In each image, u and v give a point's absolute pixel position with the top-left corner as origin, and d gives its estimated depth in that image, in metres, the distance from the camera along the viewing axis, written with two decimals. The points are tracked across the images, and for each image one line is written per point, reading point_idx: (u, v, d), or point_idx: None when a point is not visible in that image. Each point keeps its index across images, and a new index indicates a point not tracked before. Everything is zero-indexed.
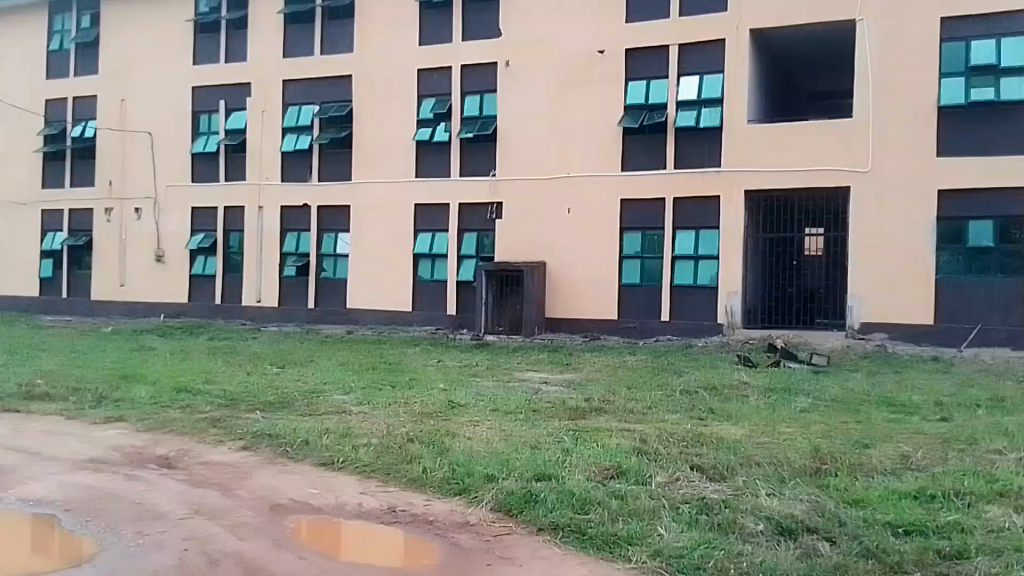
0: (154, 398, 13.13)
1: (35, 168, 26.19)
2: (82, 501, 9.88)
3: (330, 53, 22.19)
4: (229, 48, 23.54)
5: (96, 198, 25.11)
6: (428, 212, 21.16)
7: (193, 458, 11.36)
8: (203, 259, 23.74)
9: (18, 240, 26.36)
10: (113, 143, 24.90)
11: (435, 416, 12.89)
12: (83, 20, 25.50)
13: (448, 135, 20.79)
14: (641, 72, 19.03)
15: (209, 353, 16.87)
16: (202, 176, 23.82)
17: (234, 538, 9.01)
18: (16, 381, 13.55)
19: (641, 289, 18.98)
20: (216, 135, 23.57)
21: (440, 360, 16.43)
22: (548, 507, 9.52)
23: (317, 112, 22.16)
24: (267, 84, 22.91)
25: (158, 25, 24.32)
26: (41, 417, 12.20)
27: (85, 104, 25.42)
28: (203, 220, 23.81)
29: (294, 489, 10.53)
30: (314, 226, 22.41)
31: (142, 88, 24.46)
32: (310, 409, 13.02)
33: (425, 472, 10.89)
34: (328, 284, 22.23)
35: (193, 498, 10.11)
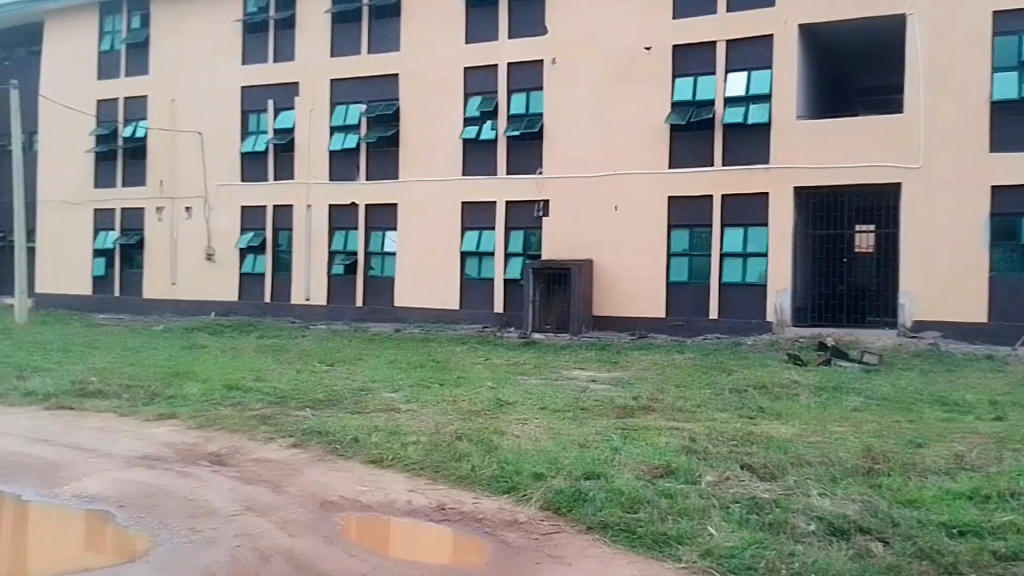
0: (205, 395, 13.23)
1: (86, 168, 26.61)
2: (135, 497, 9.96)
3: (377, 52, 22.28)
4: (277, 48, 23.67)
5: (148, 197, 25.49)
6: (474, 210, 21.19)
7: (244, 454, 11.41)
8: (252, 258, 24.01)
9: (71, 240, 26.84)
10: (164, 143, 25.19)
11: (483, 414, 12.87)
12: (134, 21, 25.81)
13: (495, 133, 20.81)
14: (688, 68, 18.93)
15: (260, 350, 17.00)
16: (250, 175, 24.02)
17: (285, 535, 9.03)
18: (70, 378, 13.71)
19: (688, 287, 18.87)
20: (265, 135, 23.74)
21: (488, 358, 16.43)
22: (597, 506, 9.47)
23: (364, 111, 22.27)
24: (312, 84, 23.06)
25: (208, 25, 24.55)
26: (95, 414, 12.32)
27: (135, 104, 25.73)
28: (252, 219, 24.05)
29: (343, 486, 10.54)
30: (361, 224, 22.56)
31: (191, 88, 24.72)
32: (359, 406, 13.05)
33: (473, 470, 10.87)
34: (377, 282, 22.39)
35: (244, 495, 10.15)
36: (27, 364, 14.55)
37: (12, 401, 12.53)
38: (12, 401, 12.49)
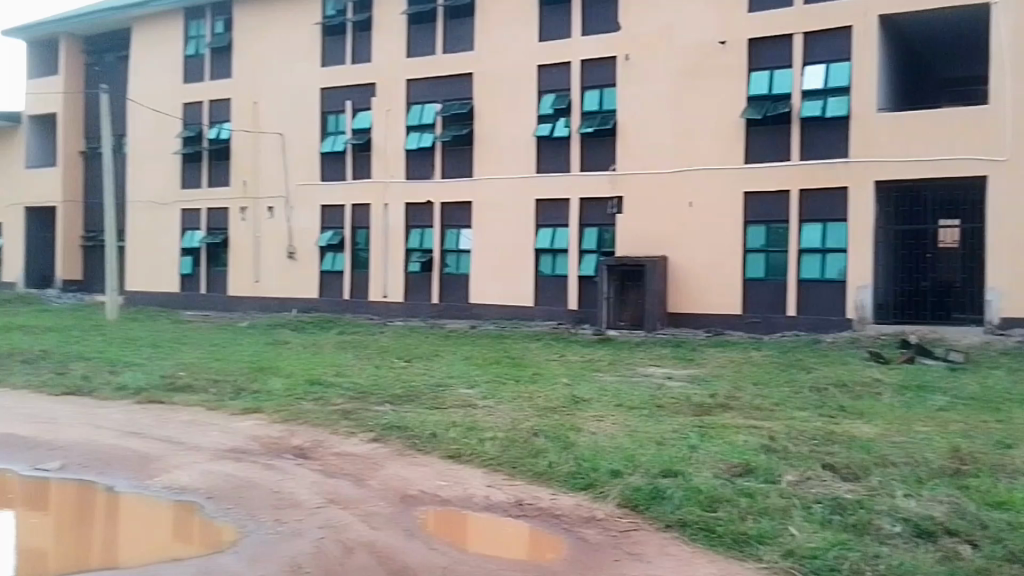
0: (288, 390, 13.52)
1: (173, 169, 27.52)
2: (222, 488, 10.24)
3: (452, 52, 22.54)
4: (355, 50, 24.08)
5: (231, 197, 26.22)
6: (549, 208, 21.31)
7: (326, 448, 11.60)
8: (332, 256, 24.52)
9: (159, 239, 27.80)
10: (247, 144, 25.88)
11: (559, 410, 12.88)
12: (217, 26, 26.57)
13: (568, 130, 20.88)
14: (764, 62, 18.72)
15: (340, 346, 17.31)
16: (329, 174, 24.52)
17: (368, 527, 9.17)
18: (160, 373, 14.18)
19: (765, 283, 18.72)
20: (343, 135, 24.20)
21: (563, 355, 16.48)
22: (675, 503, 9.43)
23: (439, 111, 22.56)
24: (389, 85, 23.41)
25: (287, 29, 25.13)
26: (184, 407, 12.69)
27: (220, 107, 26.50)
28: (331, 218, 24.54)
29: (423, 480, 10.65)
30: (436, 222, 22.86)
31: (272, 90, 25.34)
32: (436, 402, 13.19)
33: (551, 466, 10.89)
34: (453, 279, 22.67)
35: (327, 488, 10.33)
36: (120, 359, 15.10)
37: (107, 394, 13.02)
38: (107, 395, 12.97)
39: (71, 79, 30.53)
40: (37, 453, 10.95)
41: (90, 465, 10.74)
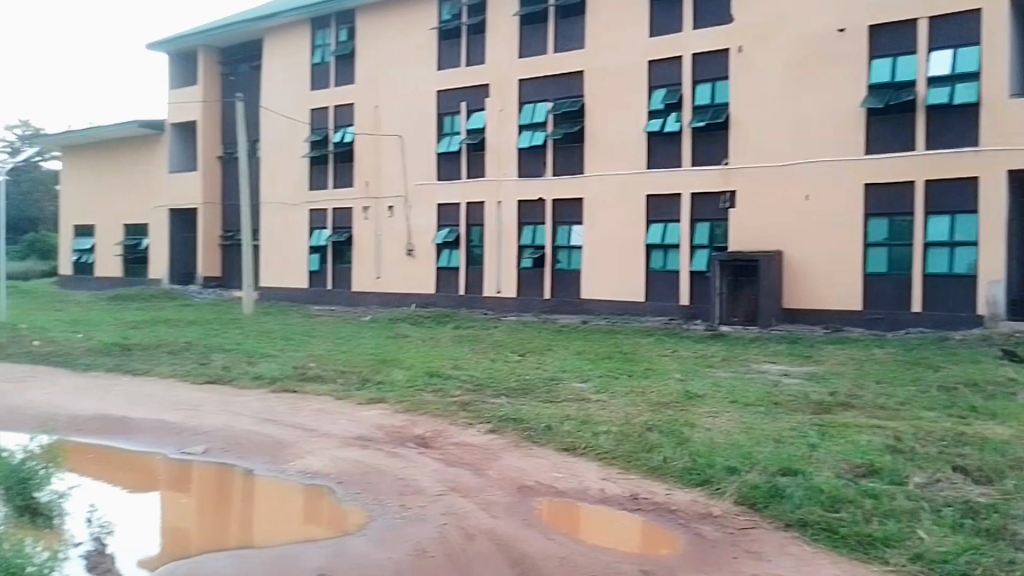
0: (410, 381, 14.08)
1: (301, 172, 28.93)
2: (350, 474, 10.77)
3: (563, 50, 22.82)
4: (470, 52, 24.69)
5: (355, 197, 27.34)
6: (659, 203, 21.26)
7: (446, 438, 11.98)
8: (448, 253, 25.23)
9: (288, 238, 29.32)
10: (369, 147, 26.93)
11: (672, 405, 12.85)
12: (342, 34, 27.73)
13: (680, 125, 20.76)
14: (885, 49, 18.09)
15: (457, 340, 17.85)
16: (446, 174, 25.25)
17: (487, 515, 9.46)
18: (292, 364, 15.04)
19: (888, 279, 18.05)
20: (458, 136, 24.87)
21: (675, 350, 16.46)
22: (796, 502, 9.28)
23: (550, 109, 22.90)
24: (502, 85, 23.89)
25: (405, 35, 26.04)
26: (315, 396, 13.41)
27: (344, 112, 27.69)
28: (447, 216, 25.27)
29: (539, 472, 10.87)
30: (548, 219, 23.21)
31: (392, 94, 26.29)
32: (551, 395, 13.41)
33: (665, 461, 10.88)
34: (564, 275, 22.95)
35: (448, 476, 10.69)
36: (256, 351, 16.10)
37: (245, 383, 13.91)
38: (245, 384, 13.86)
39: (209, 89, 32.60)
40: (184, 436, 11.81)
41: (230, 449, 11.50)
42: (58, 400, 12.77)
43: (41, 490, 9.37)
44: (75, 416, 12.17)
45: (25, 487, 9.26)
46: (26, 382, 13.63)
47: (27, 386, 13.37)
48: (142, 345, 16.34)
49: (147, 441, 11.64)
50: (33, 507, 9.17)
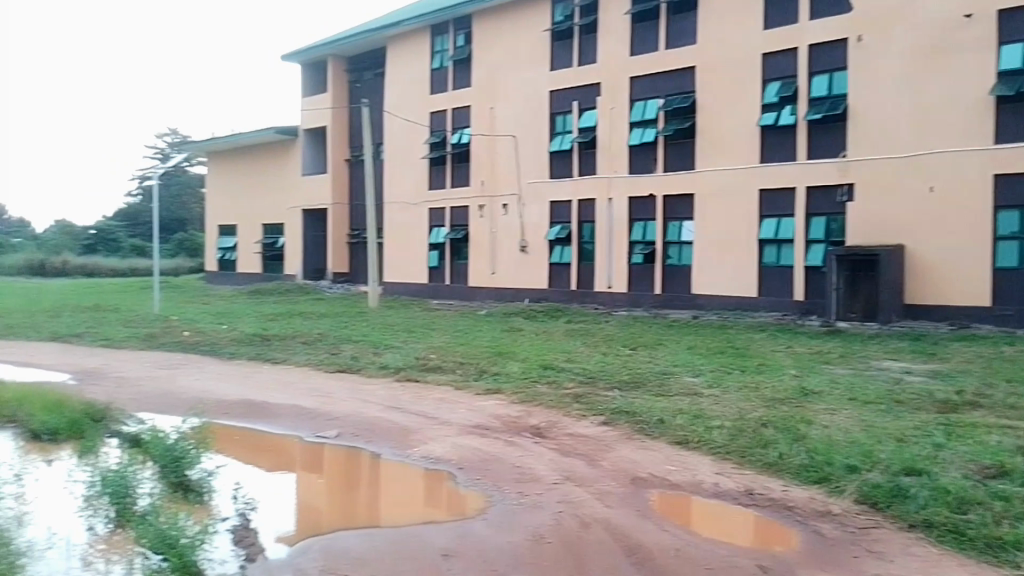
0: (525, 373, 14.62)
1: (421, 172, 30.17)
2: (470, 461, 11.27)
3: (675, 47, 22.80)
4: (582, 52, 25.06)
5: (471, 196, 28.26)
6: (773, 197, 20.96)
7: (561, 429, 12.31)
8: (560, 249, 25.69)
9: (408, 236, 30.68)
10: (485, 147, 27.77)
11: (788, 402, 12.76)
12: (459, 39, 28.67)
13: (795, 118, 20.40)
14: (1017, 33, 17.21)
15: (569, 335, 18.29)
16: (557, 172, 25.70)
17: (602, 506, 9.69)
18: (414, 355, 15.86)
19: (1019, 274, 17.23)
20: (570, 134, 25.28)
21: (789, 346, 16.34)
22: (920, 503, 9.05)
23: (661, 106, 22.96)
24: (612, 84, 24.13)
25: (519, 37, 26.67)
26: (437, 386, 14.11)
27: (462, 114, 28.62)
28: (559, 213, 25.73)
29: (653, 464, 11.00)
30: (659, 215, 23.28)
31: (507, 95, 27.01)
32: (663, 390, 13.57)
33: (781, 458, 10.78)
34: (676, 270, 23.00)
35: (564, 466, 11.00)
36: (382, 342, 17.06)
37: (372, 372, 14.81)
38: (372, 373, 14.76)
39: (338, 95, 34.39)
40: (317, 421, 12.66)
41: (359, 434, 12.25)
42: (206, 385, 13.98)
43: (191, 467, 10.47)
44: (223, 400, 13.29)
45: (178, 465, 10.40)
46: (178, 368, 14.99)
47: (181, 372, 14.72)
48: (280, 335, 17.61)
49: (284, 424, 12.56)
50: (185, 483, 10.27)
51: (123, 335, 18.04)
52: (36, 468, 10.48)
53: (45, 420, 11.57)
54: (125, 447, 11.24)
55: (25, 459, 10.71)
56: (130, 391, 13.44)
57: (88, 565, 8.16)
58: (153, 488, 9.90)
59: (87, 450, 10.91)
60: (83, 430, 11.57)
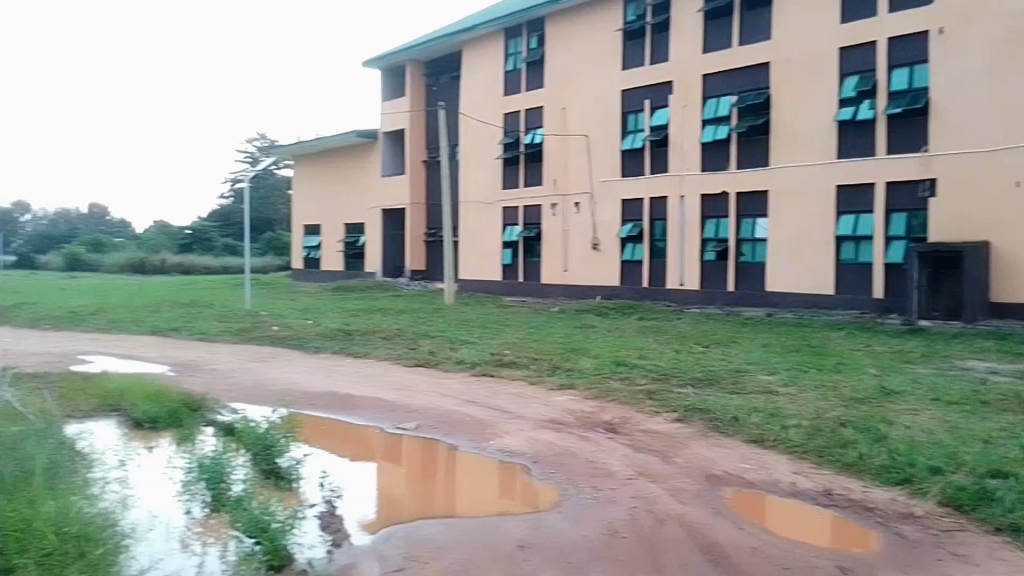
0: (597, 369, 14.85)
1: (494, 172, 30.69)
2: (545, 455, 11.45)
3: (749, 43, 22.60)
4: (654, 51, 25.02)
5: (543, 195, 28.58)
6: (851, 194, 20.58)
7: (634, 425, 12.39)
8: (632, 246, 25.79)
9: (483, 234, 31.26)
10: (557, 147, 28.02)
11: (867, 401, 12.57)
12: (532, 41, 29.00)
13: (874, 112, 19.94)
14: None
15: (641, 332, 18.46)
16: (629, 170, 25.75)
17: (677, 502, 9.67)
18: (489, 350, 16.30)
19: None
20: (641, 133, 25.28)
21: (868, 345, 16.07)
22: (1008, 507, 8.82)
23: (735, 103, 22.75)
24: (684, 82, 24.03)
25: (591, 38, 26.82)
26: (512, 382, 14.44)
27: (535, 114, 28.92)
28: (631, 211, 25.79)
29: (728, 462, 10.93)
30: (732, 212, 23.10)
31: (579, 95, 27.18)
32: (737, 387, 13.57)
33: (862, 458, 10.63)
34: (749, 268, 22.79)
35: (638, 461, 11.05)
36: (458, 337, 17.56)
37: (448, 366, 15.30)
38: (449, 367, 15.25)
39: (416, 98, 35.28)
40: (397, 414, 13.10)
41: (437, 427, 12.61)
42: (292, 378, 14.66)
43: (281, 456, 10.99)
44: (308, 392, 13.90)
45: (269, 453, 10.92)
46: (267, 361, 15.77)
47: (270, 365, 15.48)
48: (361, 330, 18.29)
49: (365, 416, 13.05)
50: (275, 470, 10.73)
51: (216, 329, 19.09)
52: (140, 454, 10.99)
53: (147, 408, 12.19)
54: (220, 435, 11.84)
55: (128, 446, 11.21)
56: (223, 382, 14.19)
57: (186, 547, 8.50)
58: (245, 475, 10.36)
59: (185, 438, 11.49)
60: (182, 419, 12.21)
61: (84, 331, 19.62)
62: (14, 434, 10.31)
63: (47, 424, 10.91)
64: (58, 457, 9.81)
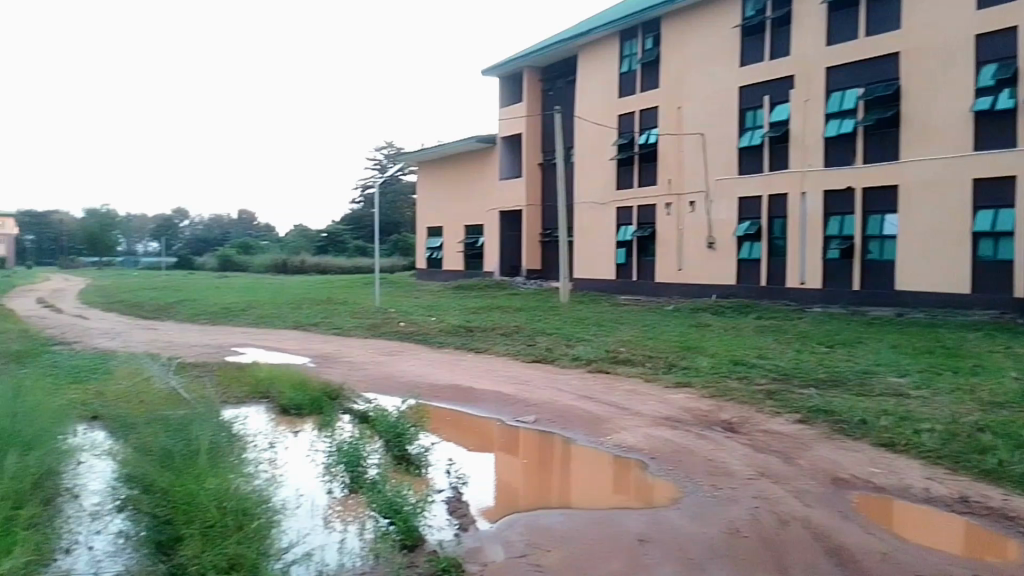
0: (715, 367, 14.86)
1: (608, 172, 30.90)
2: (663, 452, 11.57)
3: (876, 34, 21.72)
4: (774, 46, 24.56)
5: (657, 193, 28.50)
6: (990, 187, 19.53)
7: (753, 425, 12.32)
8: (750, 244, 25.36)
9: (596, 233, 31.56)
10: (672, 145, 27.90)
11: (1010, 406, 11.94)
12: (647, 42, 28.97)
13: (1014, 101, 18.89)
14: None
15: (760, 331, 18.27)
16: (747, 167, 25.35)
17: (801, 504, 9.53)
18: (605, 347, 16.66)
19: None
20: (761, 129, 24.83)
21: (1009, 347, 15.18)
22: None
23: (861, 95, 21.95)
24: (806, 76, 23.43)
25: (707, 35, 26.58)
26: (628, 379, 14.73)
27: (650, 114, 28.91)
28: (749, 209, 25.29)
29: (854, 465, 10.68)
30: (858, 208, 22.28)
31: (695, 93, 26.94)
32: (864, 389, 13.22)
33: (1003, 465, 10.14)
34: (876, 266, 21.96)
35: (759, 461, 10.97)
36: (574, 334, 18.04)
37: (565, 363, 15.82)
38: (566, 363, 15.77)
39: (532, 103, 36.05)
40: (517, 407, 13.62)
41: (556, 421, 13.01)
42: (419, 371, 15.53)
43: (411, 443, 11.66)
44: (434, 384, 14.71)
45: (400, 440, 11.64)
46: (396, 355, 16.81)
47: (399, 359, 16.49)
48: (482, 327, 19.09)
49: (488, 409, 13.66)
50: (405, 456, 11.42)
51: (350, 325, 20.49)
52: (286, 438, 12.01)
53: (292, 396, 13.35)
54: (356, 422, 12.77)
55: (276, 429, 12.31)
56: (357, 374, 15.26)
57: (329, 524, 9.22)
58: (380, 460, 11.07)
59: (325, 424, 12.43)
60: (323, 407, 13.24)
61: (236, 325, 21.60)
62: (182, 418, 11.08)
63: (207, 408, 11.74)
64: (218, 436, 10.35)
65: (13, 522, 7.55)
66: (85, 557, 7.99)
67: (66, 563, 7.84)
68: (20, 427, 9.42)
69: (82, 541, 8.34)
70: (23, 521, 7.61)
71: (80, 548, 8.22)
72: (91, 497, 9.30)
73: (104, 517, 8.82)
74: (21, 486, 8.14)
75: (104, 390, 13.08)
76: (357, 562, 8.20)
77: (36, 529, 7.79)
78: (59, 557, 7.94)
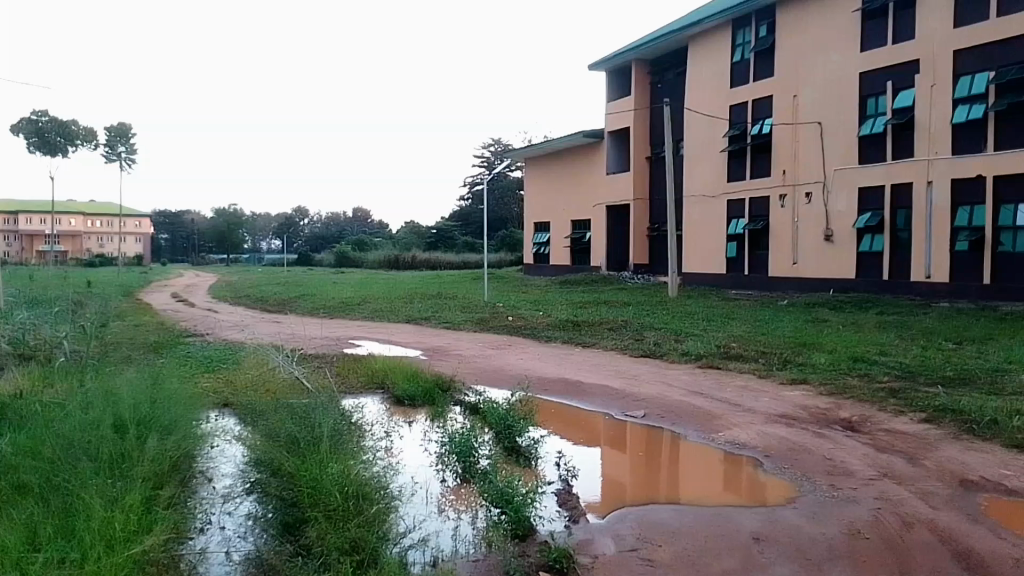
0: (833, 364, 14.54)
1: (718, 165, 30.41)
2: (778, 450, 10.73)
3: (1010, 13, 20.75)
4: (897, 28, 23.66)
5: (770, 186, 27.93)
6: None
7: (875, 424, 11.61)
8: (870, 237, 24.65)
9: (707, 227, 31.22)
10: (787, 135, 27.23)
11: None
12: (762, 29, 28.38)
13: None
14: None
15: (882, 326, 17.70)
16: (868, 156, 24.51)
17: (927, 505, 8.44)
18: (716, 342, 16.68)
19: None
20: (884, 117, 23.98)
21: None
22: None
23: (992, 78, 20.99)
24: (932, 60, 22.49)
25: (826, 20, 25.81)
26: (740, 375, 14.56)
27: (764, 103, 28.31)
28: (870, 199, 24.54)
29: (984, 467, 9.61)
30: (990, 197, 21.29)
31: (813, 81, 26.26)
32: (995, 387, 12.50)
33: None
34: (1010, 257, 20.97)
35: (881, 462, 9.99)
36: (683, 329, 18.17)
37: (676, 358, 15.89)
38: (677, 358, 15.83)
39: (640, 96, 35.69)
40: (625, 402, 13.42)
41: (665, 416, 12.61)
42: (529, 366, 15.86)
43: (520, 435, 11.29)
44: (543, 378, 14.94)
45: (510, 431, 11.25)
46: (505, 350, 17.20)
47: (510, 354, 16.83)
48: (589, 321, 19.52)
49: (596, 403, 13.59)
50: (515, 448, 11.06)
51: (460, 319, 21.12)
52: (401, 427, 12.25)
53: (406, 387, 13.80)
54: (468, 413, 12.93)
55: (392, 419, 12.64)
56: (468, 367, 15.65)
57: (442, 511, 8.83)
58: (491, 450, 10.68)
59: (437, 415, 12.68)
60: (435, 398, 13.62)
61: (351, 318, 22.62)
62: (305, 405, 11.44)
63: (329, 397, 12.22)
64: (339, 423, 9.86)
65: (154, 501, 7.26)
66: (217, 537, 7.55)
67: (200, 542, 7.40)
68: (159, 411, 9.37)
69: (215, 522, 7.93)
70: (164, 501, 7.30)
71: (213, 528, 7.78)
72: (224, 480, 9.04)
73: (235, 499, 8.46)
74: (161, 468, 7.90)
75: (234, 378, 14.10)
76: (471, 549, 7.67)
77: (175, 508, 7.46)
78: (195, 536, 7.50)
